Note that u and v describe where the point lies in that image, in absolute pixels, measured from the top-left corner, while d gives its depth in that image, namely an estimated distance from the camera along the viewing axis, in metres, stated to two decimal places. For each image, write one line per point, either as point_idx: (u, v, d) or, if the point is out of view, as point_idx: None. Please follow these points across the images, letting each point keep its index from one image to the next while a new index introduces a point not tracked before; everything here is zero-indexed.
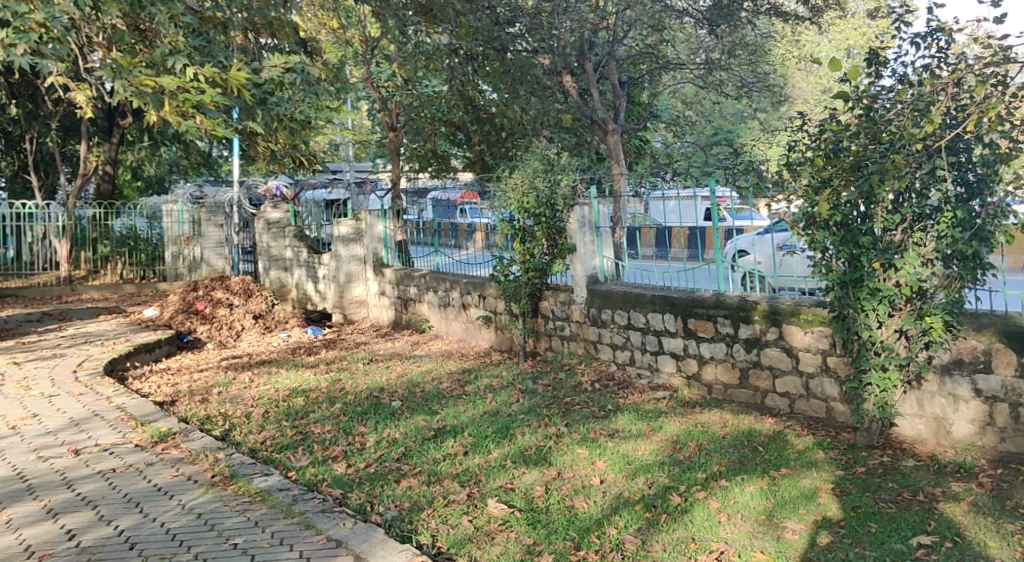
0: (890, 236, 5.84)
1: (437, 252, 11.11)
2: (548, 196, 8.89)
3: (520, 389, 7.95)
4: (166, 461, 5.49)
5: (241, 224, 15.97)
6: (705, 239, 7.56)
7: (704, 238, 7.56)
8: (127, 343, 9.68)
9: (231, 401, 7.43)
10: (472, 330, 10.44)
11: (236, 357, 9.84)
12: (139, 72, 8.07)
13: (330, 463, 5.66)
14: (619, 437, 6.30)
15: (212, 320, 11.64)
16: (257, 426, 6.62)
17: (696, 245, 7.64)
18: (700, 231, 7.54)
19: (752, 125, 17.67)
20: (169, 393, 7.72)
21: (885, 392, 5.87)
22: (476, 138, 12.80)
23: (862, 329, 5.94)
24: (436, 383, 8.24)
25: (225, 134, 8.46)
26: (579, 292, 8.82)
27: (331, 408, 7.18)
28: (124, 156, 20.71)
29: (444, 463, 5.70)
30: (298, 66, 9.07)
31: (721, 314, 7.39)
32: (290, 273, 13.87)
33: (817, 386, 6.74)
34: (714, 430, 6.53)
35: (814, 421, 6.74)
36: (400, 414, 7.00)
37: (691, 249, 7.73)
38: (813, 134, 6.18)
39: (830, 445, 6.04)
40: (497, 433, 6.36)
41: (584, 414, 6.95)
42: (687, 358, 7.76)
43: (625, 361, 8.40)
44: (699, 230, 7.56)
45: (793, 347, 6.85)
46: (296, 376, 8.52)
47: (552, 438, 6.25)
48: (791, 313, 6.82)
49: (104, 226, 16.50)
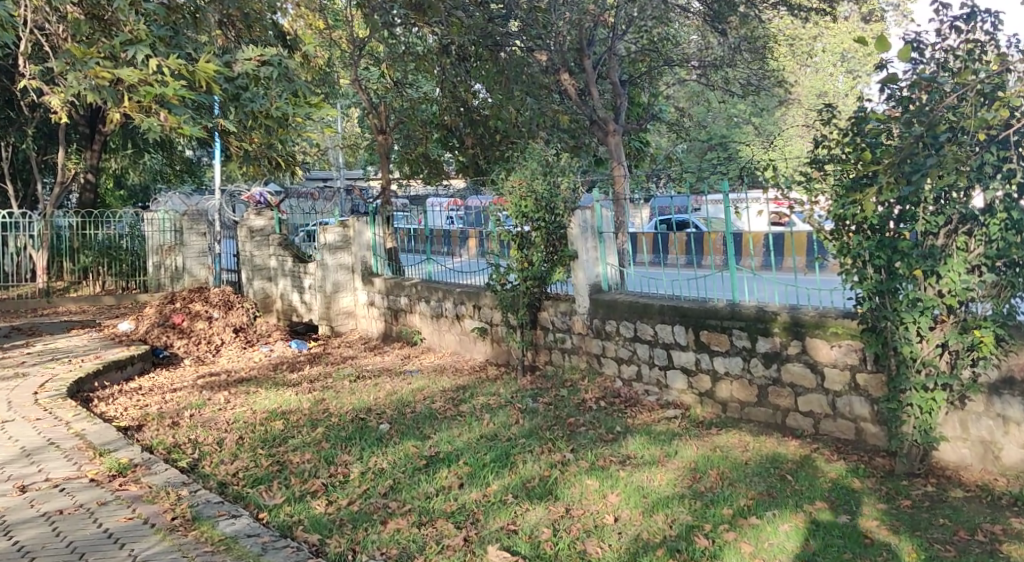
0: (931, 241, 5.25)
1: (429, 260, 10.52)
2: (547, 200, 8.22)
3: (520, 409, 7.33)
4: (122, 501, 4.84)
5: (224, 232, 15.29)
6: (706, 244, 6.98)
7: (705, 243, 6.97)
8: (97, 360, 9.03)
9: (203, 425, 6.80)
10: (466, 342, 9.82)
11: (213, 375, 9.21)
12: (96, 64, 7.30)
13: (309, 500, 5.06)
14: (632, 464, 5.69)
15: (190, 334, 10.97)
16: (230, 455, 6.01)
17: (695, 251, 7.06)
18: (702, 235, 6.95)
19: (747, 131, 17.08)
20: (137, 417, 7.07)
21: (928, 415, 5.28)
22: (469, 141, 12.16)
23: (901, 344, 5.34)
24: (428, 403, 7.60)
25: (195, 132, 7.60)
26: (580, 303, 8.21)
27: (313, 433, 6.55)
28: (106, 164, 20.05)
29: (437, 498, 5.08)
30: (274, 59, 8.42)
31: (737, 326, 6.79)
32: (275, 284, 13.21)
33: (845, 405, 6.16)
34: (735, 454, 5.93)
35: (843, 443, 6.15)
36: (388, 439, 6.38)
37: (691, 255, 7.15)
38: (845, 129, 5.56)
39: (865, 473, 5.44)
40: (496, 461, 5.76)
41: (591, 437, 6.33)
42: (700, 374, 7.16)
43: (631, 377, 7.80)
44: (699, 235, 6.96)
45: (817, 361, 6.26)
46: (275, 396, 7.87)
47: (558, 467, 5.63)
48: (815, 324, 6.23)
49: (86, 235, 15.80)
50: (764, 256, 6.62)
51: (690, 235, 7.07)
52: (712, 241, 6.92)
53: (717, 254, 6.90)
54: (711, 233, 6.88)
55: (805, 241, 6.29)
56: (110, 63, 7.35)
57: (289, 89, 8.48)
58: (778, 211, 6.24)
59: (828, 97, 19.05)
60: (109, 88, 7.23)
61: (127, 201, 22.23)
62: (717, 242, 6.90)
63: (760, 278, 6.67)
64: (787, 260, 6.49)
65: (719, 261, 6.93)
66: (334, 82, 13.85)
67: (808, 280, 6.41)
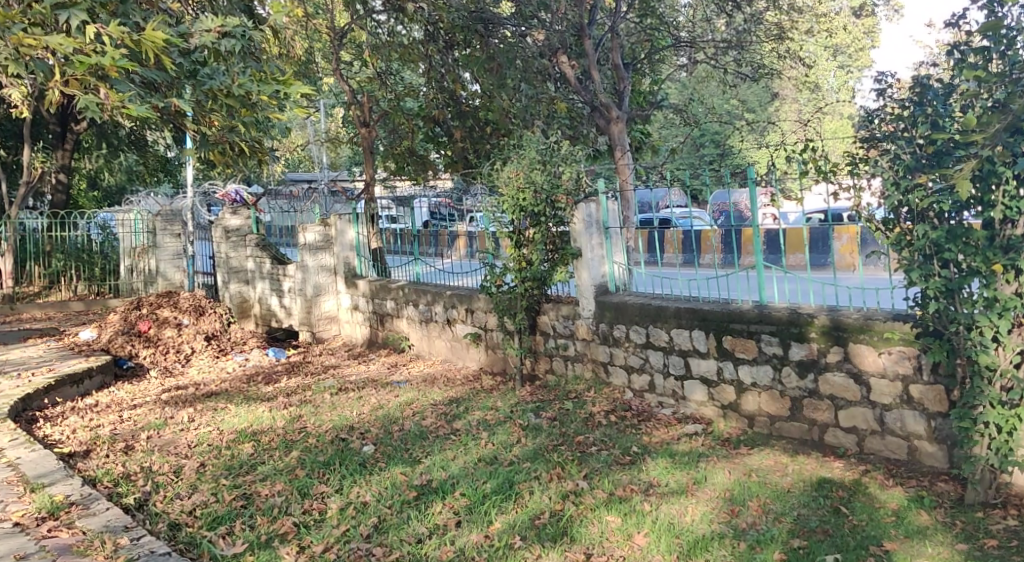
0: (1010, 230, 4.49)
1: (416, 261, 9.71)
2: (549, 192, 7.35)
3: (521, 425, 6.50)
4: (46, 553, 4.02)
5: (198, 232, 14.36)
6: (701, 243, 6.47)
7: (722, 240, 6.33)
8: (49, 374, 8.15)
9: (160, 451, 5.96)
10: (458, 349, 9.00)
11: (180, 389, 8.34)
12: (21, 30, 6.06)
13: (278, 548, 4.37)
14: (657, 493, 4.90)
15: (157, 342, 10.08)
16: (188, 487, 5.20)
17: (692, 249, 6.54)
18: (695, 234, 6.47)
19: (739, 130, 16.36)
20: (85, 440, 6.21)
21: (1009, 435, 4.48)
22: (457, 135, 10.98)
23: (976, 352, 4.55)
24: (418, 420, 6.75)
25: (139, 111, 6.16)
26: (584, 305, 7.39)
27: (286, 459, 5.71)
28: (80, 164, 19.13)
29: (430, 545, 4.36)
30: (238, 31, 7.04)
31: (766, 331, 5.99)
32: (252, 287, 12.29)
33: (896, 421, 5.38)
34: (773, 479, 5.14)
35: (893, 464, 5.37)
36: (373, 465, 5.54)
37: (704, 254, 6.48)
38: (905, 106, 4.75)
39: (931, 502, 4.67)
40: (498, 493, 4.97)
41: (605, 461, 5.52)
42: (722, 385, 6.35)
43: (643, 388, 6.99)
44: (693, 233, 6.47)
45: (862, 370, 5.48)
46: (246, 413, 7.01)
47: (572, 500, 4.83)
48: (860, 329, 5.45)
49: (55, 237, 14.84)
50: (770, 254, 6.03)
51: (685, 233, 6.56)
52: (709, 239, 6.41)
53: (714, 254, 6.36)
54: (705, 231, 6.38)
55: (845, 234, 5.59)
56: (40, 30, 6.16)
57: (257, 69, 7.49)
58: (837, 198, 5.36)
59: (822, 94, 18.32)
60: (39, 60, 6.07)
61: (101, 202, 21.15)
62: (713, 240, 6.38)
63: (792, 277, 5.91)
64: (802, 257, 5.86)
65: (719, 260, 6.37)
66: (313, 71, 12.92)
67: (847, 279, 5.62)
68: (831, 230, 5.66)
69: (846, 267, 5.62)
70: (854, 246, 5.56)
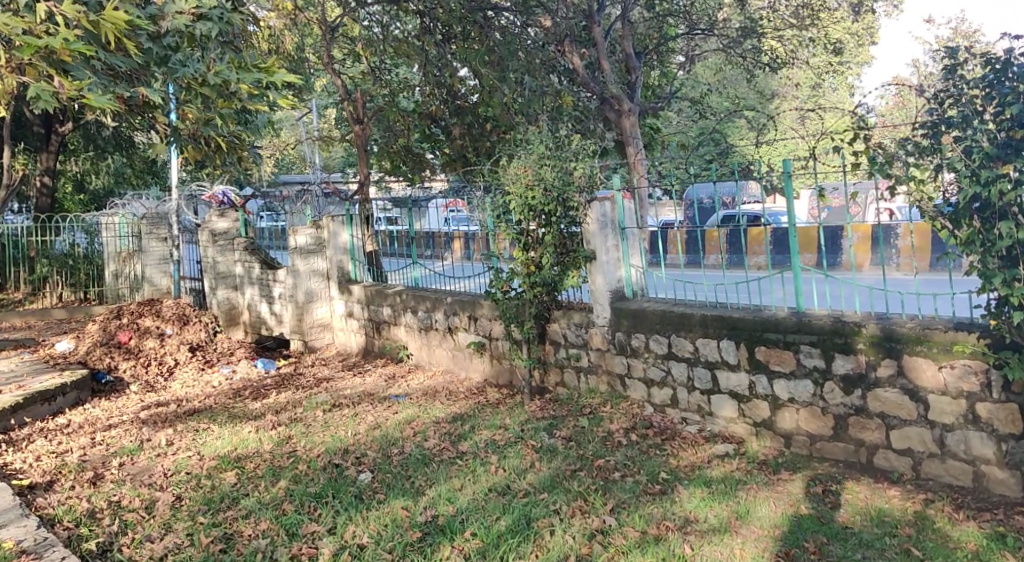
0: None
1: (414, 264, 9.00)
2: (560, 190, 6.64)
3: (533, 447, 5.88)
4: None
5: (185, 235, 13.67)
6: (705, 243, 6.12)
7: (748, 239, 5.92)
8: (19, 390, 7.51)
9: (132, 480, 5.34)
10: (460, 359, 8.37)
11: (161, 405, 7.71)
12: None
13: None
14: (695, 532, 4.35)
15: (138, 353, 9.45)
16: (163, 526, 4.60)
17: (697, 250, 6.15)
18: (698, 233, 6.09)
19: (745, 125, 15.72)
20: (51, 469, 5.58)
21: None
22: (456, 132, 10.13)
23: None
24: (420, 440, 6.12)
25: (97, 100, 5.54)
26: (600, 313, 6.75)
27: (272, 490, 5.07)
28: (65, 166, 18.47)
29: None
30: (214, 13, 6.40)
31: (806, 341, 5.35)
32: (241, 293, 11.61)
33: (960, 443, 4.79)
34: (825, 513, 4.56)
35: (957, 492, 4.78)
36: (370, 498, 4.91)
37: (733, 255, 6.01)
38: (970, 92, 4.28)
39: (1013, 543, 4.10)
40: (514, 533, 4.38)
41: (632, 490, 4.91)
42: (755, 401, 5.72)
43: (665, 403, 6.36)
44: (699, 232, 6.09)
45: (920, 387, 4.88)
46: (230, 435, 6.36)
47: (599, 541, 4.28)
48: (918, 340, 4.85)
49: (37, 242, 14.17)
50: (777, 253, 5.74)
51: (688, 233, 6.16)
52: (714, 239, 6.05)
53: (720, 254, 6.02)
54: (709, 230, 6.04)
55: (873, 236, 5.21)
56: None
57: (237, 57, 6.84)
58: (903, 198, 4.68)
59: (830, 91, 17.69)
60: None
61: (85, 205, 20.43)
62: (718, 240, 6.03)
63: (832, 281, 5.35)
64: (813, 257, 5.57)
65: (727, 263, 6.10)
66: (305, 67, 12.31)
67: (872, 279, 5.21)
68: (841, 229, 5.37)
69: (858, 267, 5.32)
70: (867, 246, 5.29)
